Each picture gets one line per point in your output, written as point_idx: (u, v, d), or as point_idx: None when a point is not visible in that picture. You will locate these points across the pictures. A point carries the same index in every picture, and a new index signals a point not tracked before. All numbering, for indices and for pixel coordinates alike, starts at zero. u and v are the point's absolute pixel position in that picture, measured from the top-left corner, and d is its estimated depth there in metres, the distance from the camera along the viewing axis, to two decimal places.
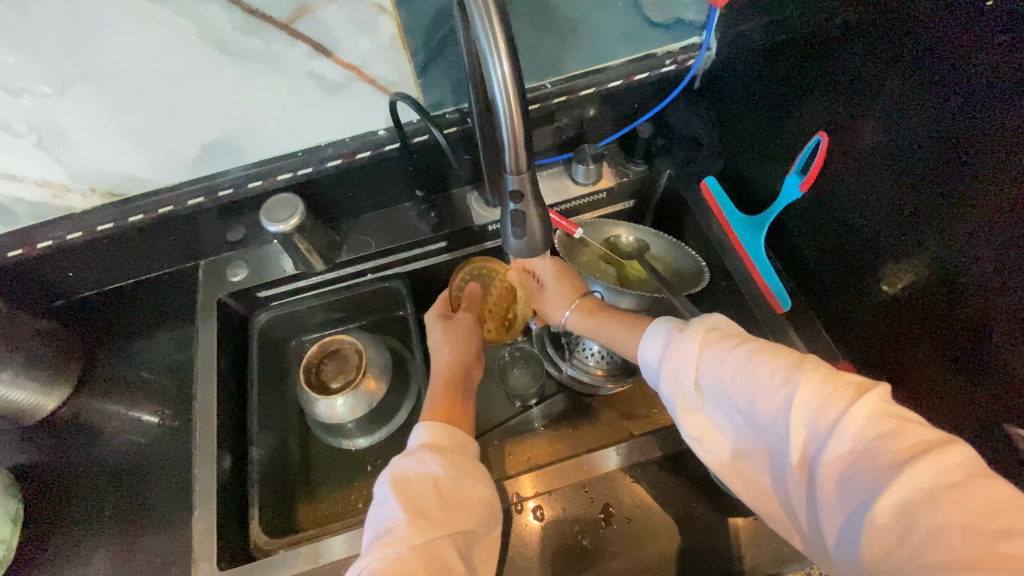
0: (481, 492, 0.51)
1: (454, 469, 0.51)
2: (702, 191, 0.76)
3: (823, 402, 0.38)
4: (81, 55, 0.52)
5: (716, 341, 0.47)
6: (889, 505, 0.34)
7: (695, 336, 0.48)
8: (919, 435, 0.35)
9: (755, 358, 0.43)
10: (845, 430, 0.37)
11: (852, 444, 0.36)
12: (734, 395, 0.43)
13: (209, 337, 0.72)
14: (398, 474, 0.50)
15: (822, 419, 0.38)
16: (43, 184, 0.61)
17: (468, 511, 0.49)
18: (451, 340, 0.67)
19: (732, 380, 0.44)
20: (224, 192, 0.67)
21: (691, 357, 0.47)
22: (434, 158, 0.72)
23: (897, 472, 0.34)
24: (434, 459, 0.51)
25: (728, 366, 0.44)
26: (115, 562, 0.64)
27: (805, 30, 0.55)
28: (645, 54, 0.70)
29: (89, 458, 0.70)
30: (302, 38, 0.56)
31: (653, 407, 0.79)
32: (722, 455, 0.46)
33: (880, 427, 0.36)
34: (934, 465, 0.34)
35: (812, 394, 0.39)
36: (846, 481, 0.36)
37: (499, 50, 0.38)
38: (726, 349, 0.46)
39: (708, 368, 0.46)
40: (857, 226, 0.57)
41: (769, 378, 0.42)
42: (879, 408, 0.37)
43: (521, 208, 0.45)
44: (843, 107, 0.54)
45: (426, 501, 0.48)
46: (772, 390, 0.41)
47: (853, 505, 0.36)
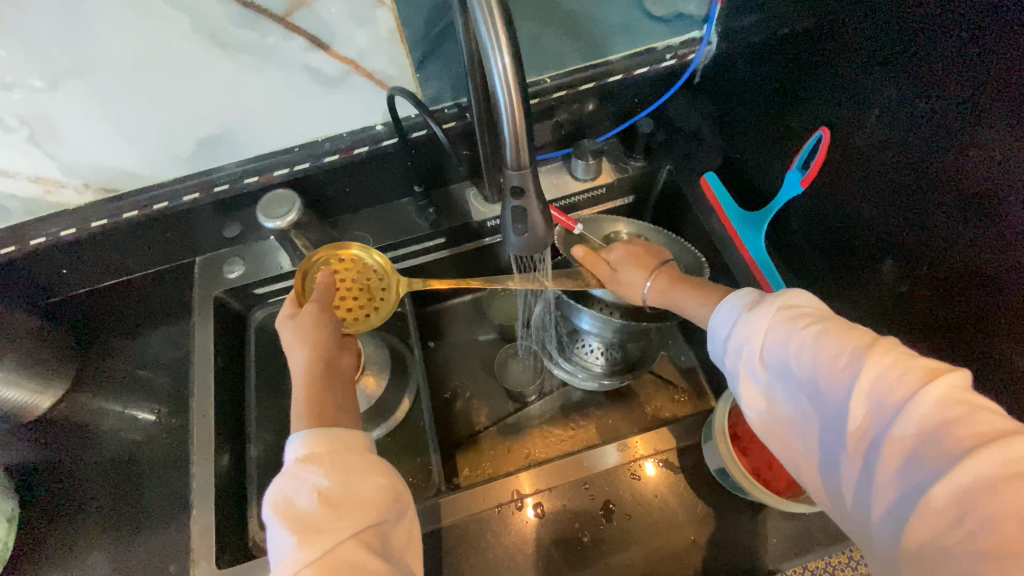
0: (378, 484, 0.44)
1: (340, 470, 0.44)
2: (702, 186, 0.75)
3: (893, 382, 0.38)
4: (76, 48, 0.51)
5: (790, 312, 0.45)
6: (947, 489, 0.33)
7: (764, 307, 0.46)
8: (992, 423, 0.34)
9: (829, 333, 0.42)
10: (913, 411, 0.36)
11: (919, 426, 0.36)
12: (799, 368, 0.42)
13: (206, 335, 0.71)
14: (279, 499, 0.42)
15: (894, 397, 0.37)
16: (36, 180, 0.60)
17: (372, 513, 0.43)
18: (302, 338, 0.55)
19: (797, 355, 0.43)
20: (220, 187, 0.65)
21: (755, 329, 0.46)
22: (434, 153, 0.72)
23: (961, 457, 0.33)
24: (314, 472, 0.43)
25: (797, 337, 0.43)
26: (112, 561, 0.63)
27: (807, 24, 0.55)
28: (644, 48, 0.69)
29: (85, 457, 0.69)
30: (299, 32, 0.56)
31: (653, 403, 0.79)
32: (770, 428, 0.45)
33: (951, 411, 0.35)
34: (1003, 454, 0.32)
35: (882, 373, 0.38)
36: (905, 462, 0.35)
37: (500, 45, 0.37)
38: (798, 321, 0.44)
39: (773, 342, 0.44)
40: (857, 222, 0.57)
41: (838, 356, 0.41)
42: (953, 393, 0.36)
43: (522, 204, 0.45)
44: (844, 103, 0.54)
45: (320, 524, 0.41)
46: (841, 367, 0.40)
47: (908, 484, 0.35)
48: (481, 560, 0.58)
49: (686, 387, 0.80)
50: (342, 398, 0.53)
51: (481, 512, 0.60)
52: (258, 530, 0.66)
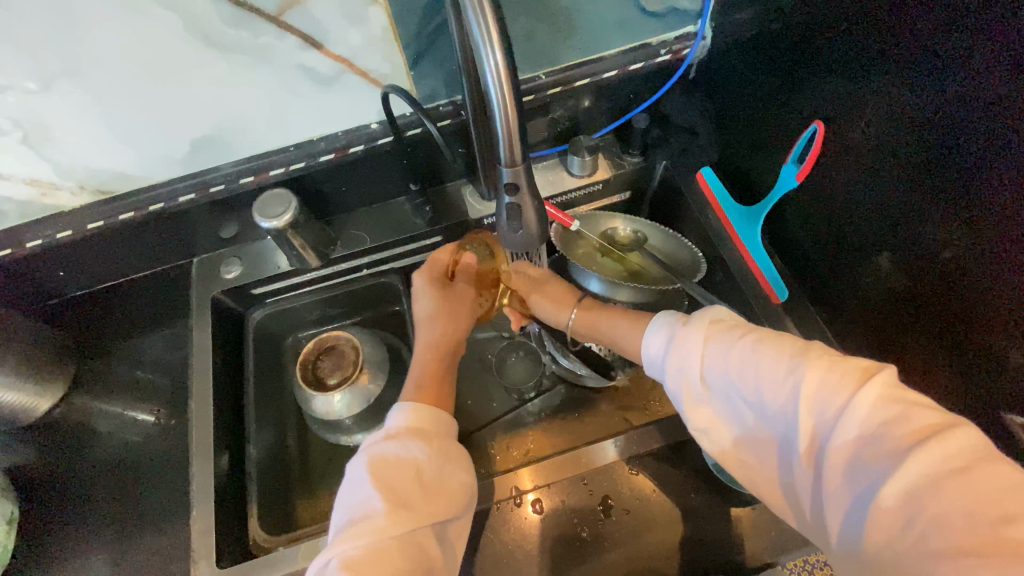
0: (461, 481, 0.52)
1: (439, 458, 0.51)
2: (697, 181, 0.75)
3: (829, 390, 0.38)
4: (67, 49, 0.51)
5: (721, 331, 0.46)
6: (895, 490, 0.33)
7: (698, 328, 0.47)
8: (926, 419, 0.35)
9: (760, 348, 0.43)
10: (852, 416, 0.37)
11: (860, 431, 0.36)
12: (740, 386, 0.43)
13: (204, 335, 0.71)
14: (379, 457, 0.49)
15: (831, 405, 0.38)
16: (31, 182, 0.60)
17: (447, 498, 0.49)
18: (444, 310, 0.66)
19: (737, 372, 0.43)
20: (215, 188, 0.66)
21: (695, 348, 0.47)
22: (429, 151, 0.72)
23: (903, 458, 0.34)
24: (418, 445, 0.50)
25: (733, 356, 0.44)
26: (114, 561, 0.63)
27: (801, 17, 0.55)
28: (639, 44, 0.69)
29: (85, 459, 0.69)
30: (291, 31, 0.55)
31: (651, 398, 0.79)
32: (726, 447, 0.45)
33: (887, 413, 0.36)
34: (942, 449, 0.33)
35: (818, 380, 0.39)
36: (852, 466, 0.36)
37: (491, 40, 0.37)
38: (731, 339, 0.45)
39: (713, 361, 0.45)
40: (852, 216, 0.57)
41: (775, 368, 0.41)
42: (886, 394, 0.37)
43: (516, 201, 0.45)
44: (839, 96, 0.53)
45: (407, 489, 0.47)
46: (780, 379, 0.41)
47: (858, 489, 0.35)
48: (480, 557, 0.59)
49: None
50: (449, 375, 0.63)
51: (480, 509, 0.60)
52: (258, 529, 0.67)
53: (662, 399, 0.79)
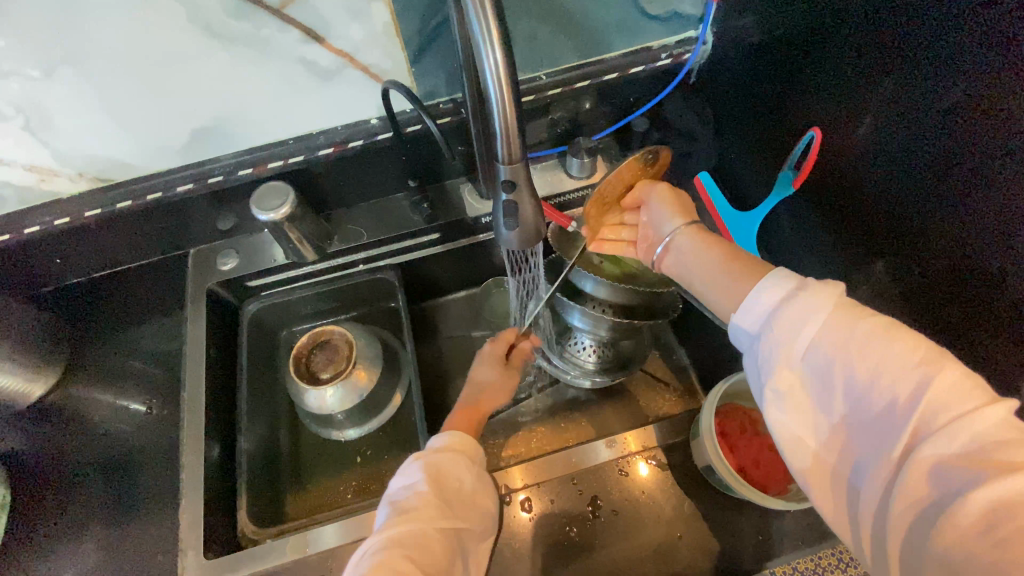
0: (493, 506, 0.53)
1: (479, 481, 0.53)
2: (696, 186, 0.76)
3: (954, 395, 0.32)
4: (74, 37, 0.53)
5: (847, 302, 0.39)
6: (994, 505, 0.29)
7: (824, 289, 0.39)
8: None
9: (889, 334, 0.36)
10: (973, 424, 0.31)
11: (976, 440, 0.31)
12: (850, 364, 0.36)
13: (199, 325, 0.71)
14: (429, 460, 0.52)
15: (951, 409, 0.32)
16: (31, 168, 0.61)
17: (475, 517, 0.51)
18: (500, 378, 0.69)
19: (855, 347, 0.36)
20: (214, 179, 0.64)
21: (815, 309, 0.38)
22: (429, 148, 0.72)
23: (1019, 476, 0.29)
24: (459, 457, 0.53)
25: (854, 330, 0.37)
26: (102, 550, 0.63)
27: (804, 23, 0.55)
28: (641, 46, 0.69)
29: (77, 447, 0.69)
30: (293, 24, 0.57)
31: (642, 401, 0.81)
32: (794, 423, 0.39)
33: (1019, 436, 0.30)
34: None
35: (952, 384, 0.32)
36: (949, 471, 0.31)
37: (491, 38, 0.38)
38: (855, 314, 0.38)
39: (827, 327, 0.37)
40: (850, 226, 0.56)
41: (902, 356, 0.35)
42: (1018, 416, 0.31)
43: (513, 199, 0.45)
44: (837, 102, 0.54)
45: (447, 493, 0.49)
46: (905, 369, 0.34)
47: (946, 497, 0.31)
48: None
49: (675, 385, 0.82)
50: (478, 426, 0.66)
51: None
52: (249, 521, 0.66)
53: (653, 400, 0.81)
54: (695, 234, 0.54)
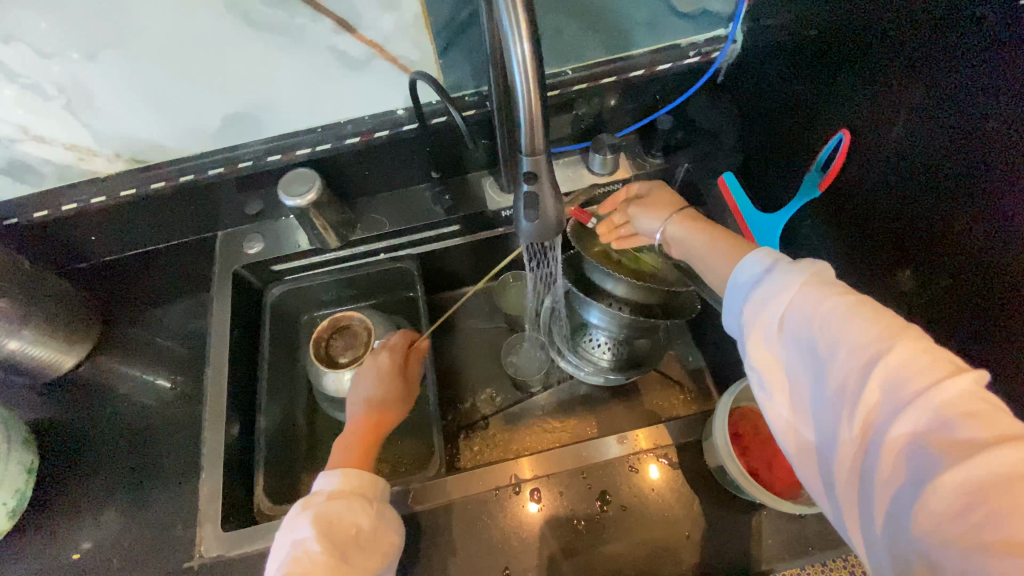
0: (395, 541, 0.52)
1: (375, 517, 0.51)
2: (719, 185, 0.74)
3: (911, 368, 0.33)
4: (110, 21, 0.52)
5: (820, 282, 0.40)
6: (953, 479, 0.30)
7: (798, 271, 0.41)
8: (1011, 426, 0.31)
9: (856, 311, 0.37)
10: (932, 399, 0.32)
11: (936, 416, 0.32)
12: (820, 344, 0.38)
13: (224, 306, 0.73)
14: (321, 512, 0.50)
15: (911, 385, 0.33)
16: (70, 147, 0.63)
17: (377, 557, 0.49)
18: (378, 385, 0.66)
19: (823, 326, 0.38)
20: (243, 164, 0.68)
21: (782, 287, 0.41)
22: (453, 140, 0.73)
23: (978, 452, 0.30)
24: (353, 500, 0.51)
25: (823, 308, 0.38)
26: (120, 518, 0.65)
27: (835, 23, 0.54)
28: (668, 44, 0.69)
29: (104, 417, 0.72)
30: (327, 14, 0.56)
31: (655, 401, 0.81)
32: (777, 404, 0.41)
33: (973, 408, 0.31)
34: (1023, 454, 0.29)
35: (910, 357, 0.34)
36: (914, 448, 0.32)
37: (521, 30, 0.38)
38: (825, 292, 0.39)
39: (799, 308, 0.39)
40: (873, 230, 0.56)
41: (866, 333, 0.36)
42: (977, 389, 0.32)
43: (534, 190, 0.45)
44: (869, 104, 0.52)
45: (343, 545, 0.48)
46: (869, 347, 0.35)
47: (912, 473, 0.32)
48: (476, 542, 0.59)
49: (689, 387, 0.82)
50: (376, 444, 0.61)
51: (480, 495, 0.61)
52: (264, 497, 0.68)
53: (667, 400, 0.81)
54: (683, 220, 0.58)
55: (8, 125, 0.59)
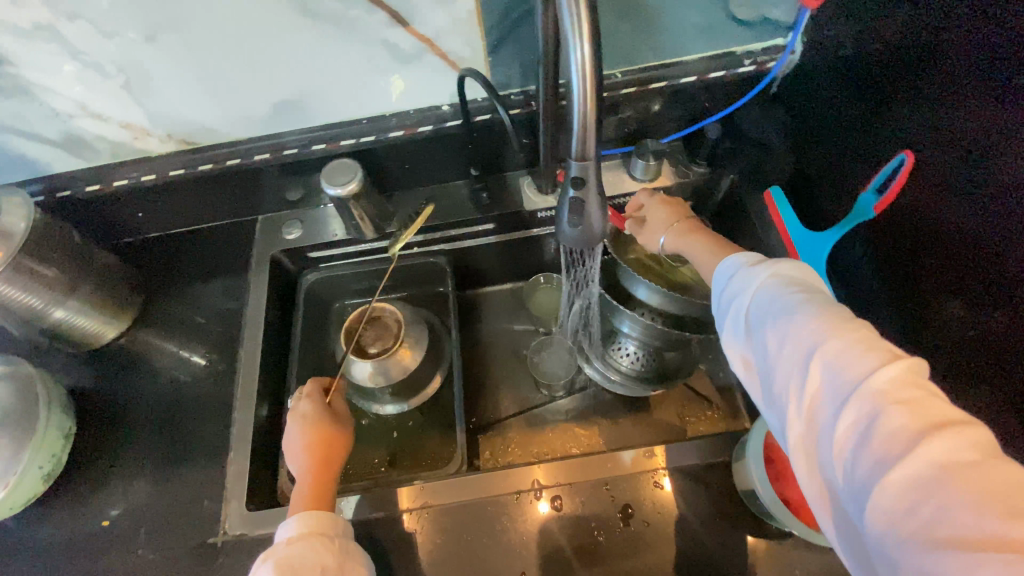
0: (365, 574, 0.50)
1: (339, 556, 0.50)
2: (764, 199, 0.73)
3: (852, 358, 0.36)
4: (172, 5, 0.53)
5: (777, 281, 0.43)
6: (889, 469, 0.32)
7: (758, 274, 0.44)
8: (943, 411, 0.33)
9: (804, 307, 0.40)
10: (865, 389, 0.35)
11: (869, 405, 0.34)
12: (772, 340, 0.41)
13: (261, 288, 0.75)
14: (282, 560, 0.48)
15: (848, 375, 0.36)
16: (125, 126, 0.65)
17: None
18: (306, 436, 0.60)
19: (774, 323, 0.41)
20: (288, 151, 0.69)
21: (745, 287, 0.44)
22: (496, 138, 0.72)
23: (909, 441, 0.32)
24: (315, 543, 0.50)
25: (775, 306, 0.41)
26: (150, 488, 0.67)
27: (904, 38, 0.52)
28: (724, 51, 0.67)
29: (139, 388, 0.74)
30: (382, 6, 0.56)
31: (682, 415, 0.79)
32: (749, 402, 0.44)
33: (907, 395, 0.34)
34: (951, 441, 0.31)
35: (852, 347, 0.36)
36: (853, 438, 0.34)
37: (582, 32, 0.37)
38: (779, 292, 0.42)
39: (758, 308, 0.42)
40: (926, 255, 0.54)
41: (807, 328, 0.38)
42: (907, 378, 0.34)
43: (580, 196, 0.44)
44: (933, 124, 0.50)
45: None
46: (811, 341, 0.38)
47: (852, 462, 0.34)
48: (493, 544, 0.58)
49: (719, 404, 0.80)
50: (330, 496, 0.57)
51: (501, 498, 0.60)
52: (288, 480, 0.69)
53: (694, 416, 0.79)
54: (680, 233, 0.58)
55: (68, 101, 0.61)
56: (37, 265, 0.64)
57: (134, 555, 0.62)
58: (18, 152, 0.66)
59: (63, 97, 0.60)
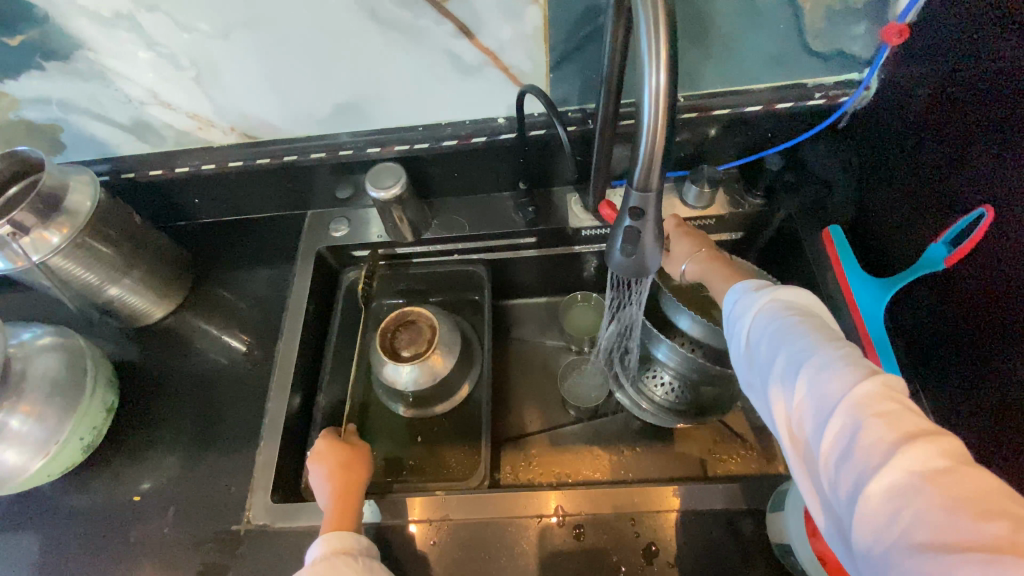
0: None
1: (363, 569, 0.50)
2: (822, 238, 0.69)
3: (834, 374, 0.38)
4: (246, 5, 0.55)
5: (768, 304, 0.46)
6: (874, 480, 0.33)
7: (750, 298, 0.47)
8: (919, 424, 0.35)
9: (792, 328, 0.42)
10: (846, 402, 0.36)
11: (850, 419, 0.36)
12: (764, 360, 0.43)
13: (304, 282, 0.76)
14: None
15: (830, 389, 0.38)
16: (192, 116, 0.67)
17: None
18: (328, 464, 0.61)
19: (766, 344, 0.43)
20: (345, 152, 0.71)
21: (742, 312, 0.47)
22: (548, 154, 0.72)
23: (890, 453, 0.34)
24: (344, 562, 0.50)
25: (768, 327, 0.44)
26: (181, 467, 0.69)
27: (992, 85, 0.49)
28: (793, 82, 0.65)
29: (180, 368, 0.76)
30: (449, 17, 0.56)
31: (713, 450, 0.77)
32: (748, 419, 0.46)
33: (883, 408, 0.36)
34: (926, 450, 0.33)
35: (836, 364, 0.38)
36: (839, 451, 0.36)
37: (659, 61, 0.36)
38: (769, 314, 0.45)
39: (751, 331, 0.45)
40: (994, 314, 0.50)
41: (794, 347, 0.41)
42: (885, 391, 0.36)
43: (637, 226, 0.43)
44: (1017, 179, 0.47)
45: None
46: (797, 360, 0.40)
47: (839, 474, 0.36)
48: (511, 565, 0.57)
49: (752, 444, 0.77)
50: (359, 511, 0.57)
51: (521, 520, 0.59)
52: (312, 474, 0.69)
53: (724, 454, 0.77)
54: (707, 260, 0.57)
55: (140, 89, 0.63)
56: (97, 243, 0.66)
57: (158, 533, 0.64)
58: (90, 133, 0.69)
59: (135, 84, 0.63)
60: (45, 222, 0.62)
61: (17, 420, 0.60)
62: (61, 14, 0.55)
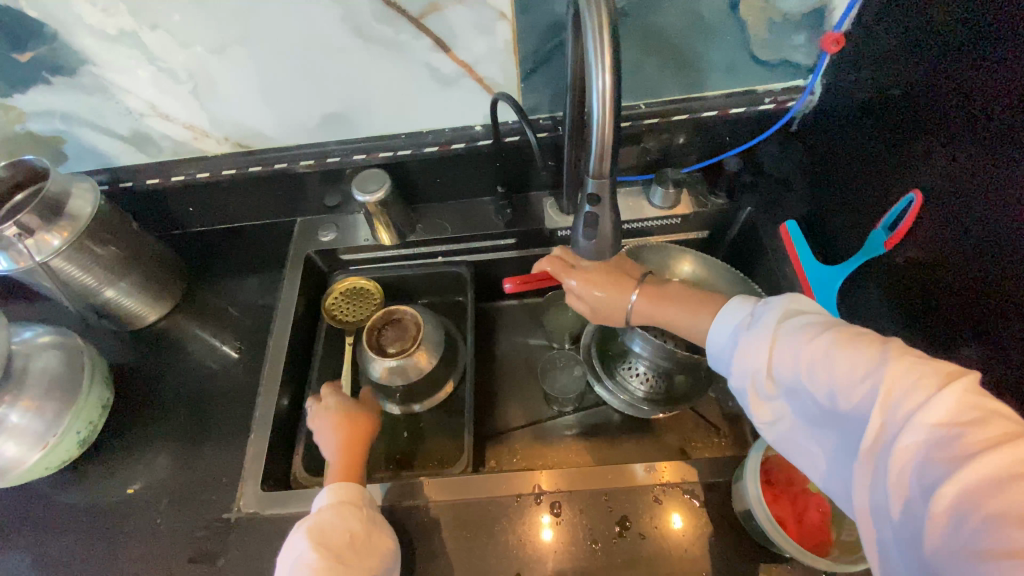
0: (390, 543, 0.54)
1: (366, 520, 0.54)
2: (780, 234, 0.73)
3: (904, 388, 0.37)
4: (242, 24, 0.60)
5: (806, 322, 0.45)
6: (948, 491, 0.32)
7: (777, 317, 0.46)
8: (1004, 428, 0.33)
9: (841, 344, 0.41)
10: (923, 414, 0.35)
11: (929, 432, 0.35)
12: (814, 380, 0.42)
13: (293, 284, 0.80)
14: (314, 528, 0.52)
15: (903, 403, 0.36)
16: (188, 127, 0.71)
17: (377, 557, 0.52)
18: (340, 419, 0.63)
19: (811, 365, 0.42)
20: (333, 160, 0.75)
21: (772, 330, 0.46)
22: (523, 160, 0.77)
23: (967, 461, 0.32)
24: (348, 512, 0.54)
25: (811, 345, 0.43)
26: (173, 462, 0.71)
27: (917, 87, 0.54)
28: (745, 90, 0.71)
29: (172, 369, 0.79)
30: (427, 33, 0.61)
31: (688, 438, 0.81)
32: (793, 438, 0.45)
33: (964, 417, 0.34)
34: (1012, 454, 0.31)
35: (898, 376, 0.37)
36: (912, 465, 0.35)
37: (604, 63, 0.41)
38: (809, 333, 0.43)
39: (786, 352, 0.44)
40: (933, 290, 0.55)
41: (849, 365, 0.40)
42: (968, 397, 0.35)
43: (596, 211, 0.47)
44: (945, 168, 0.52)
45: (342, 551, 0.51)
46: (857, 377, 0.39)
47: (913, 488, 0.34)
48: (491, 543, 0.60)
49: (726, 431, 0.80)
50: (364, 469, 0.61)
51: (501, 500, 0.62)
52: (300, 466, 0.72)
53: (700, 441, 0.80)
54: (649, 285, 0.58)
55: (140, 101, 0.68)
56: (96, 246, 0.70)
57: (150, 523, 0.66)
58: (90, 144, 0.73)
59: (136, 97, 0.67)
60: (48, 225, 0.66)
61: (17, 413, 0.62)
62: (69, 32, 0.60)
